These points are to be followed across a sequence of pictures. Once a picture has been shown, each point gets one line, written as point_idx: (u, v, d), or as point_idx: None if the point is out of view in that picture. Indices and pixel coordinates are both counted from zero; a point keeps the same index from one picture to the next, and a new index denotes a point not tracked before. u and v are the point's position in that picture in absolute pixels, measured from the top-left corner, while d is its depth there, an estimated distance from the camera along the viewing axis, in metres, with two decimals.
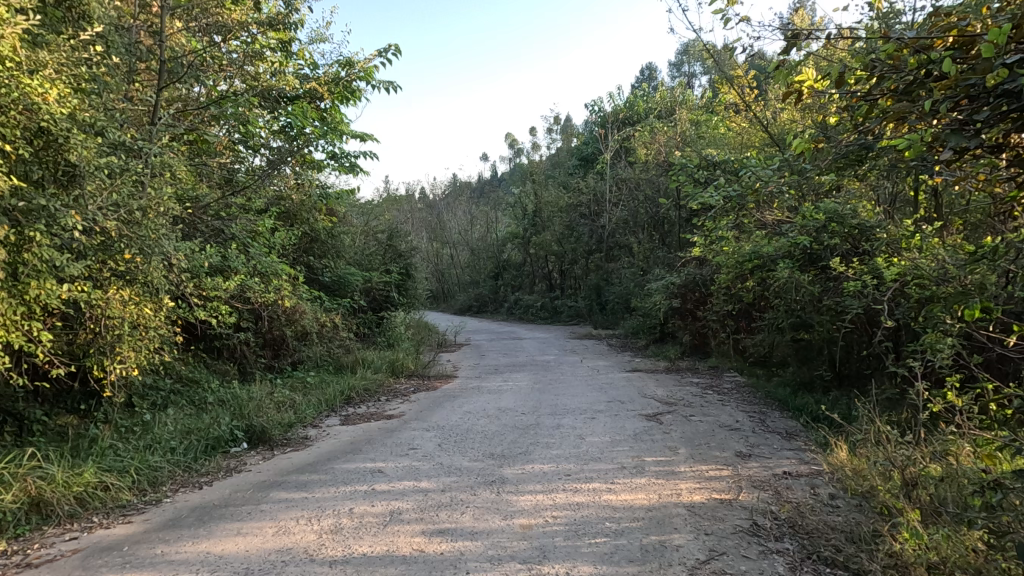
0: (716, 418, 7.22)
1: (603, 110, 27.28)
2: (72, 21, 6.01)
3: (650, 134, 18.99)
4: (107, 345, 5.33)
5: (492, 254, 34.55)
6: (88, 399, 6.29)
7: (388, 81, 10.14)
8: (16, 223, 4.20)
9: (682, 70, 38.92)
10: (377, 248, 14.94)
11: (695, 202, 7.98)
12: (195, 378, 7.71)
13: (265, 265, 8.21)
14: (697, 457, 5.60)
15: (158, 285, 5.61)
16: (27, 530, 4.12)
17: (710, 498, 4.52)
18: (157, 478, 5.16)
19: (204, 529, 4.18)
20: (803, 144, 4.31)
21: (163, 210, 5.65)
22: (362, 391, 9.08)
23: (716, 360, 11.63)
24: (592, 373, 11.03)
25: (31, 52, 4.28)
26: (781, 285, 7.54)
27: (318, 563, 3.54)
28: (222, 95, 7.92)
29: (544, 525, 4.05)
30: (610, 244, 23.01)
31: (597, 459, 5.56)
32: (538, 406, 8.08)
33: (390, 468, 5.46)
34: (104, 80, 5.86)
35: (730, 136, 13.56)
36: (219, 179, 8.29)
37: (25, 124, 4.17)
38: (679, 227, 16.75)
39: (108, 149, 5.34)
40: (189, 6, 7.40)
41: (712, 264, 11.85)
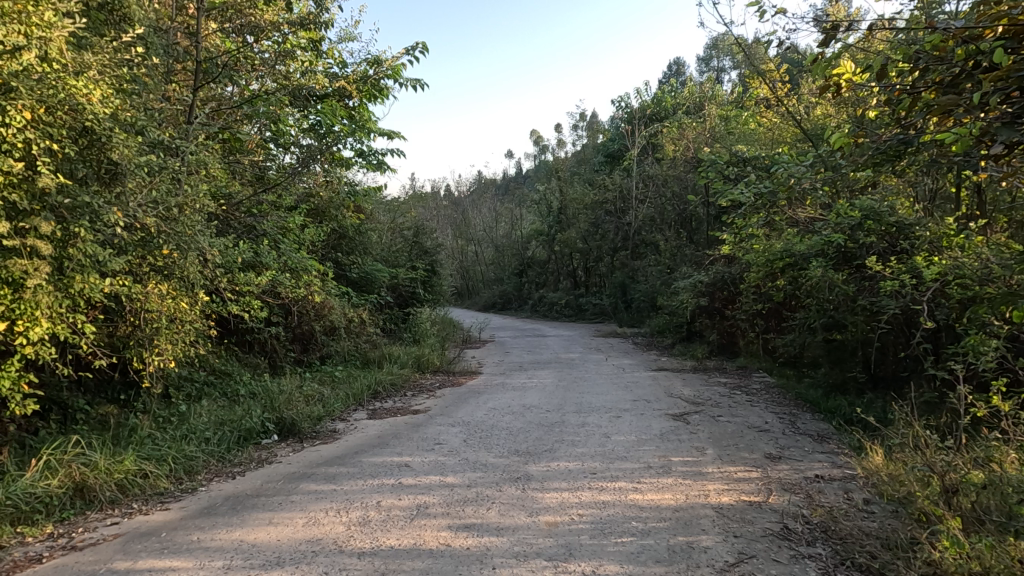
0: (744, 419, 7.10)
1: (630, 106, 27.04)
2: (113, 23, 6.26)
3: (679, 130, 18.74)
4: (146, 338, 5.50)
5: (517, 251, 34.56)
6: (127, 389, 6.50)
7: (415, 78, 10.16)
8: (62, 220, 4.37)
9: (711, 66, 38.38)
10: (403, 244, 15.11)
11: (725, 199, 7.73)
12: (228, 370, 7.90)
13: (295, 261, 8.38)
14: (725, 458, 5.52)
15: (193, 280, 5.78)
16: (71, 514, 4.30)
17: (739, 500, 4.45)
18: (193, 466, 5.32)
19: (237, 517, 4.30)
20: (842, 138, 4.18)
21: (198, 207, 5.81)
22: (389, 385, 9.22)
23: (745, 359, 11.45)
24: (617, 371, 10.93)
25: (77, 54, 4.45)
26: (813, 284, 7.35)
27: (347, 555, 3.60)
28: (254, 95, 8.10)
29: (570, 523, 4.04)
30: (637, 241, 22.79)
31: (622, 458, 5.52)
32: (563, 404, 8.07)
33: (416, 462, 5.52)
34: (144, 81, 6.08)
35: (761, 133, 13.29)
36: (251, 176, 8.56)
37: (71, 124, 4.32)
38: (708, 224, 16.52)
39: (147, 147, 5.50)
40: (224, 7, 7.61)
41: (741, 262, 11.63)
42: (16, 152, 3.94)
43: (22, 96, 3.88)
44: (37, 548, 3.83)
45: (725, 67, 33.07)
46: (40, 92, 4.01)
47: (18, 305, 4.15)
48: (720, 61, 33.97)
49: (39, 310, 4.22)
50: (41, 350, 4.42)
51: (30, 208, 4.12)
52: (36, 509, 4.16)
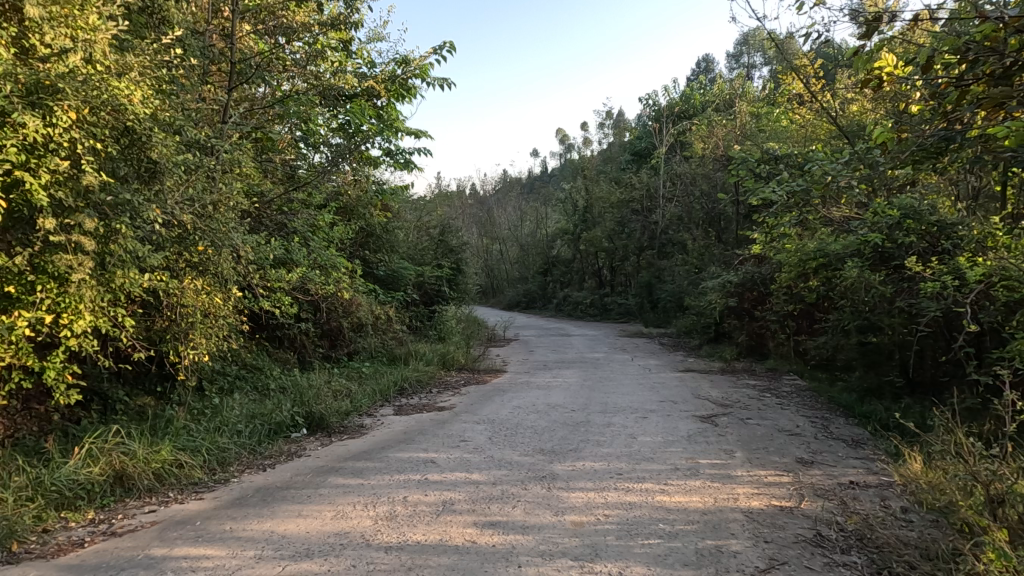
0: (774, 422, 6.94)
1: (658, 104, 26.78)
2: (154, 26, 6.51)
3: (708, 128, 18.48)
4: (181, 332, 5.66)
5: (542, 250, 34.48)
6: (163, 381, 6.69)
7: (443, 77, 10.16)
8: (104, 217, 4.51)
9: (739, 62, 37.81)
10: (429, 243, 15.23)
11: (756, 197, 7.41)
12: (259, 365, 8.04)
13: (325, 258, 8.53)
14: (754, 462, 5.40)
15: (227, 276, 5.93)
16: (111, 500, 4.45)
17: (769, 505, 4.35)
18: (226, 458, 5.46)
19: (267, 509, 4.39)
20: (884, 134, 4.09)
21: (232, 204, 5.95)
22: (415, 382, 9.30)
23: (774, 361, 11.23)
24: (643, 372, 10.81)
25: (119, 56, 4.61)
26: (849, 285, 7.19)
27: (375, 548, 3.64)
28: (286, 95, 8.26)
29: (596, 523, 4.01)
30: (663, 240, 22.56)
31: (649, 459, 5.46)
32: (588, 404, 8.01)
33: (442, 459, 5.56)
34: (182, 82, 6.24)
35: (794, 131, 12.99)
36: (282, 175, 8.74)
37: (114, 124, 4.46)
38: (737, 224, 16.22)
39: (185, 147, 5.64)
40: (258, 9, 7.77)
41: (772, 262, 11.39)
42: (63, 151, 4.10)
43: (69, 98, 4.01)
44: (80, 532, 3.97)
45: (756, 64, 32.50)
46: (86, 92, 4.15)
47: (64, 298, 4.33)
48: (750, 59, 33.34)
49: (82, 304, 4.39)
50: (84, 342, 4.60)
51: (74, 205, 4.25)
52: (79, 496, 4.34)
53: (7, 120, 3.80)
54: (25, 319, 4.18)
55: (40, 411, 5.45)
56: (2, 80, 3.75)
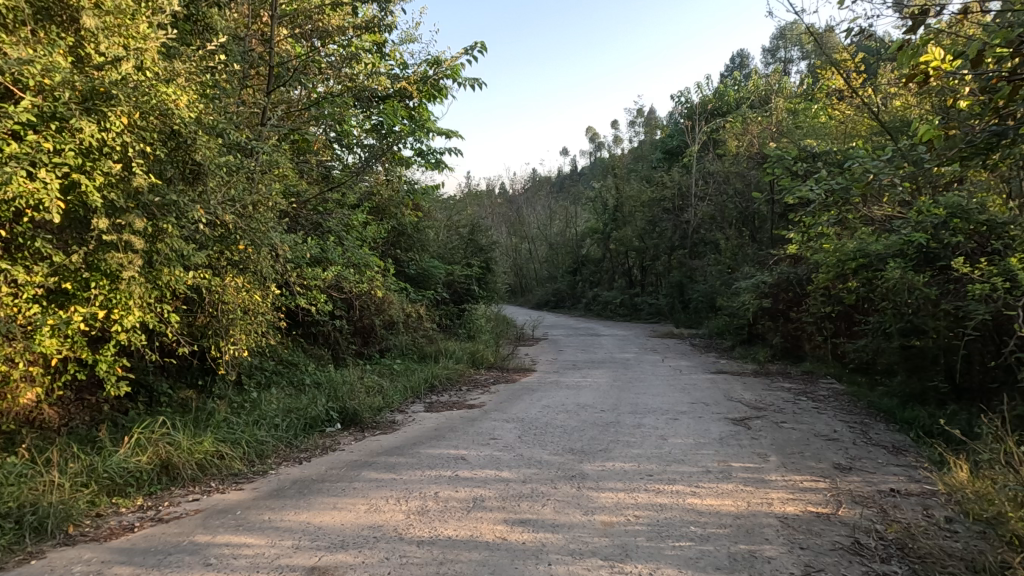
0: (811, 426, 6.78)
1: (690, 102, 26.42)
2: (197, 32, 6.94)
3: (742, 126, 18.11)
4: (222, 328, 5.86)
5: (571, 250, 34.33)
6: (204, 375, 6.91)
7: (474, 77, 10.22)
8: (152, 217, 4.71)
9: (774, 56, 37.06)
10: (459, 242, 15.38)
11: (792, 195, 7.19)
12: (294, 361, 8.25)
13: (359, 256, 8.66)
14: (790, 466, 5.28)
15: (266, 274, 6.10)
16: (158, 488, 4.65)
17: (805, 510, 4.26)
18: (264, 450, 5.63)
19: (304, 500, 4.52)
20: (929, 133, 4.04)
21: (271, 204, 6.14)
22: (444, 379, 9.40)
23: (811, 364, 10.95)
24: (674, 373, 10.67)
25: (168, 63, 4.86)
26: (890, 286, 6.99)
27: (407, 542, 3.71)
28: (321, 97, 8.41)
29: (626, 524, 4.00)
30: (695, 239, 22.21)
31: (679, 461, 5.40)
32: (618, 404, 7.95)
33: (472, 456, 5.62)
34: (224, 86, 6.43)
35: (833, 128, 12.62)
36: (318, 175, 8.97)
37: (160, 128, 4.66)
38: (772, 222, 15.84)
39: (228, 149, 5.82)
40: (295, 13, 7.97)
41: (809, 262, 11.10)
42: (115, 155, 4.31)
43: (121, 103, 4.21)
44: (130, 517, 4.17)
45: (792, 58, 31.55)
46: (136, 98, 4.34)
47: (115, 295, 4.53)
48: (787, 54, 32.24)
49: (132, 300, 4.60)
50: (133, 337, 4.82)
51: (125, 205, 4.47)
52: (128, 482, 4.55)
53: (65, 126, 4.01)
54: (81, 313, 4.41)
55: (92, 402, 5.76)
56: (60, 88, 3.95)
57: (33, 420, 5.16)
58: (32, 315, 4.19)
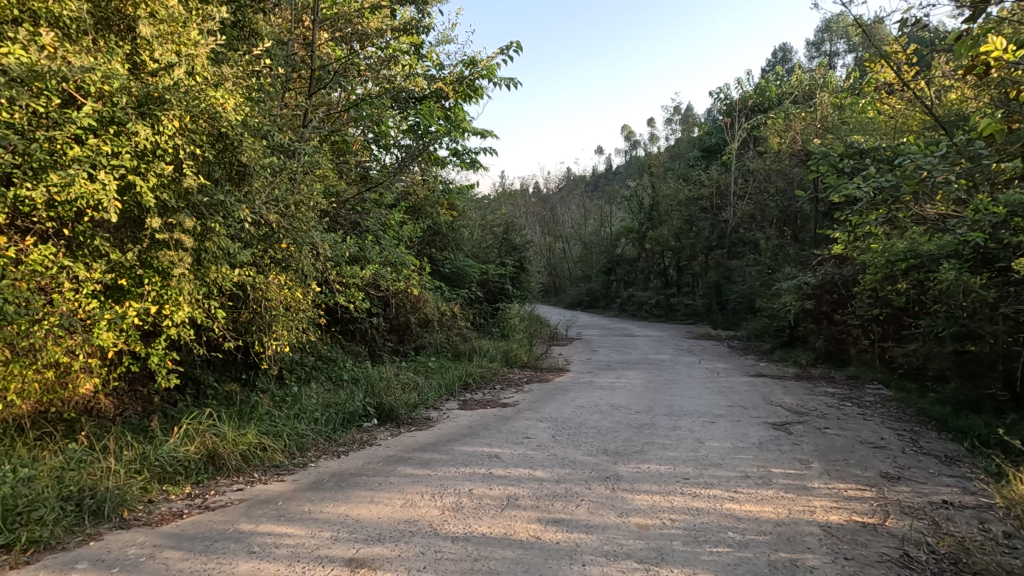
0: (856, 433, 6.54)
1: (730, 98, 25.83)
2: (244, 38, 7.27)
3: (784, 122, 17.58)
4: (265, 324, 6.05)
5: (605, 249, 34.00)
6: (248, 369, 7.14)
7: (509, 77, 10.24)
8: (201, 216, 4.90)
9: (818, 50, 35.87)
10: (493, 241, 15.41)
11: (838, 194, 6.93)
12: (333, 357, 8.44)
13: (396, 255, 8.80)
14: (833, 474, 5.11)
15: (307, 271, 6.26)
16: (205, 477, 4.84)
17: (850, 520, 4.11)
18: (304, 444, 5.79)
19: (342, 494, 4.63)
20: (992, 126, 3.81)
21: (312, 204, 6.31)
22: (478, 378, 9.47)
23: (856, 369, 10.56)
24: (711, 376, 10.46)
25: (216, 68, 5.05)
26: (944, 288, 6.67)
27: (442, 538, 3.76)
28: (360, 99, 8.57)
29: (661, 527, 3.94)
30: (733, 239, 21.70)
31: (717, 465, 5.29)
32: (653, 406, 7.85)
33: (506, 454, 5.64)
34: (269, 90, 6.63)
35: (882, 123, 12.13)
36: (356, 176, 9.16)
37: (210, 131, 4.85)
38: (816, 222, 15.32)
39: (272, 151, 6.01)
40: (335, 17, 8.14)
41: (855, 263, 10.67)
42: (167, 157, 4.50)
43: (174, 108, 4.40)
44: (179, 504, 4.35)
45: (838, 51, 30.32)
46: (187, 102, 4.53)
47: (167, 291, 4.73)
48: (834, 47, 31.05)
49: (182, 296, 4.79)
50: (183, 331, 5.03)
51: (176, 205, 4.67)
52: (177, 471, 4.75)
53: (122, 130, 4.21)
54: (135, 308, 4.62)
55: (144, 393, 6.05)
56: (119, 94, 4.14)
57: (91, 409, 5.44)
58: (91, 309, 4.41)
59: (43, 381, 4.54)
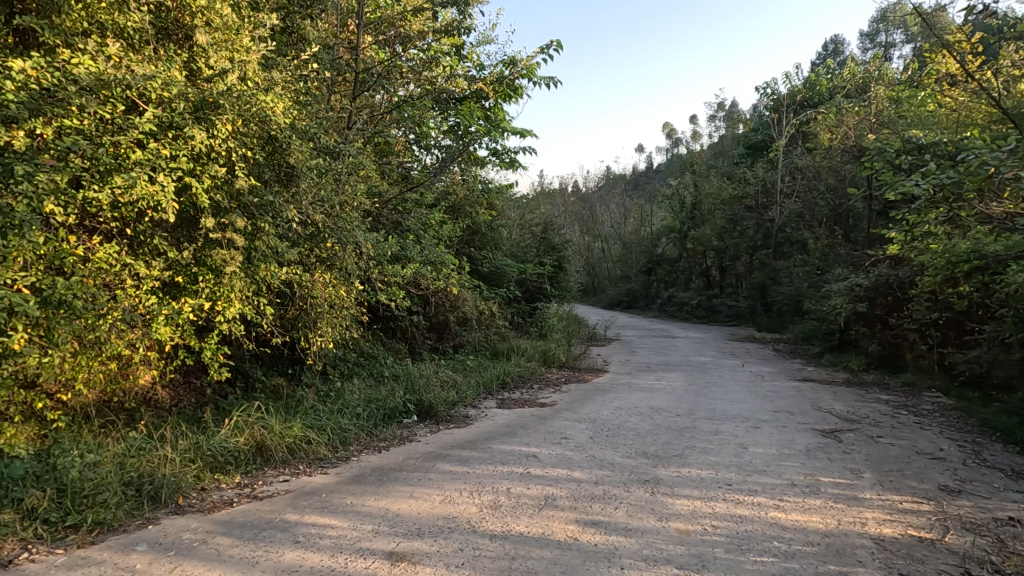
0: (912, 443, 6.22)
1: (778, 92, 25.02)
2: (293, 43, 7.53)
3: (836, 118, 16.89)
4: (311, 321, 6.24)
5: (645, 249, 33.49)
6: (294, 364, 7.37)
7: (549, 76, 10.22)
8: (252, 216, 5.11)
9: (873, 42, 34.43)
10: (532, 241, 15.29)
11: (893, 191, 6.61)
12: (375, 353, 8.62)
13: (436, 254, 8.92)
14: (887, 485, 4.88)
15: (350, 270, 6.41)
16: (254, 468, 5.03)
17: (905, 534, 3.91)
18: (347, 438, 5.94)
19: (382, 488, 4.73)
20: None
21: (356, 204, 6.47)
22: (517, 377, 9.50)
23: (913, 375, 10.05)
24: (755, 379, 10.17)
25: (266, 73, 5.25)
26: (1012, 292, 6.27)
27: (480, 535, 3.79)
28: (402, 100, 8.74)
29: (703, 533, 3.86)
30: (780, 239, 21.00)
31: (761, 472, 5.14)
32: (695, 409, 7.68)
33: (544, 454, 5.63)
34: (315, 93, 6.83)
35: (943, 117, 11.50)
36: (398, 176, 9.34)
37: (260, 134, 5.04)
38: (869, 220, 14.67)
39: (318, 153, 6.19)
40: (379, 21, 8.31)
41: (912, 263, 10.15)
42: (221, 160, 4.70)
43: (227, 112, 4.59)
44: (229, 493, 4.54)
45: (895, 43, 28.98)
46: (240, 107, 4.72)
47: (219, 288, 4.94)
48: (891, 37, 29.71)
49: (233, 293, 4.99)
50: (233, 327, 5.23)
51: (228, 206, 4.87)
52: (228, 461, 4.95)
53: (180, 134, 4.42)
54: (190, 304, 4.84)
55: (196, 385, 6.35)
56: (176, 100, 4.35)
57: (149, 400, 5.75)
58: (150, 305, 4.64)
59: (107, 372, 4.81)
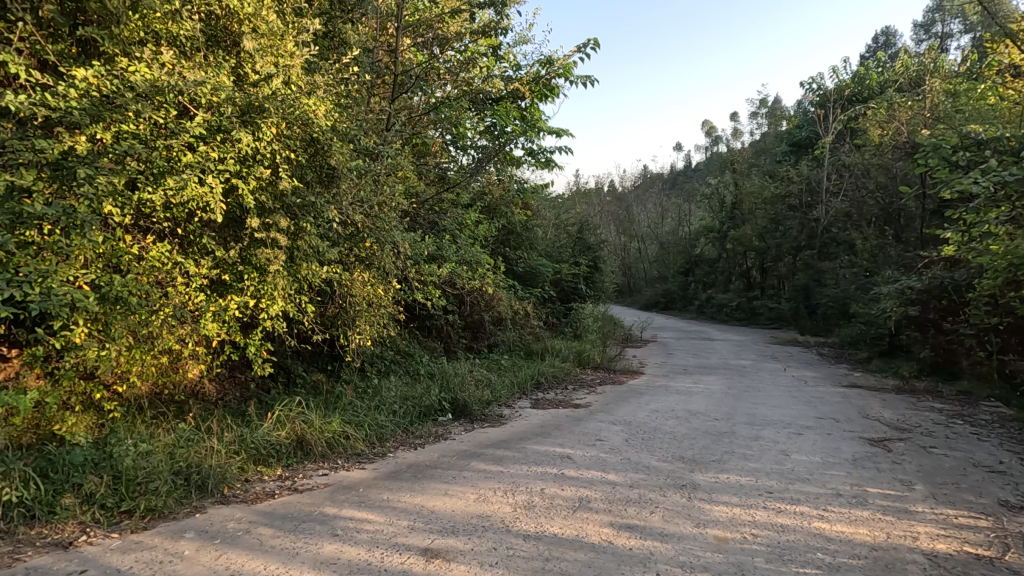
0: (968, 454, 5.90)
1: (824, 87, 24.16)
2: (334, 48, 7.69)
3: (887, 113, 16.18)
4: (349, 319, 6.37)
5: (683, 249, 32.87)
6: (333, 361, 7.54)
7: (586, 75, 10.14)
8: (294, 217, 5.26)
9: (927, 32, 32.88)
10: (567, 240, 15.17)
11: (950, 189, 6.29)
12: (411, 351, 8.74)
13: (471, 254, 8.99)
14: (941, 498, 4.64)
15: (388, 269, 6.51)
16: (294, 461, 5.18)
17: (961, 551, 3.71)
18: (383, 434, 6.04)
19: (417, 484, 4.79)
20: None
21: (394, 205, 6.57)
22: (551, 377, 9.48)
23: (969, 383, 9.54)
24: (798, 384, 9.84)
25: (309, 77, 5.40)
26: None
27: (513, 534, 3.80)
28: (440, 102, 8.85)
29: (742, 541, 3.76)
30: (826, 239, 20.26)
31: (805, 481, 4.97)
32: (734, 414, 7.49)
33: (578, 455, 5.59)
34: (355, 96, 6.98)
35: (1005, 110, 10.88)
36: (435, 176, 9.45)
37: (302, 136, 5.19)
38: (922, 220, 14.01)
39: (358, 154, 6.31)
40: (417, 23, 8.42)
41: (970, 265, 9.63)
42: (265, 162, 4.86)
43: (271, 115, 4.74)
44: (271, 485, 4.69)
45: (952, 33, 27.61)
46: (284, 110, 4.87)
47: (263, 286, 5.10)
48: (947, 27, 28.29)
49: (276, 291, 5.15)
50: (277, 323, 5.40)
51: (273, 207, 5.03)
52: (270, 454, 5.10)
53: (227, 137, 4.58)
54: (236, 302, 5.02)
55: (241, 379, 6.58)
56: (225, 104, 4.51)
57: (197, 392, 5.98)
58: (199, 302, 4.83)
59: (159, 365, 5.04)
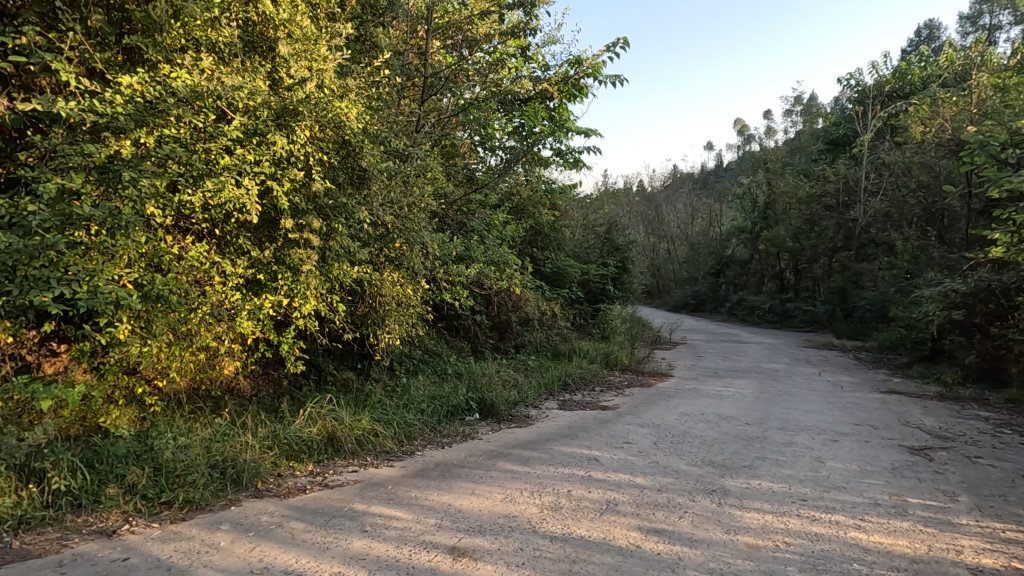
0: (1017, 465, 5.64)
1: (863, 83, 23.41)
2: (366, 51, 7.82)
3: (930, 109, 15.58)
4: (379, 318, 6.46)
5: (714, 250, 32.28)
6: (363, 359, 7.65)
7: (616, 75, 10.04)
8: (327, 217, 5.37)
9: (974, 24, 31.53)
10: (595, 241, 15.10)
11: (998, 188, 6.01)
12: (439, 351, 8.81)
13: (499, 255, 9.01)
14: (987, 511, 4.44)
15: (417, 270, 6.58)
16: (325, 457, 5.28)
17: (1009, 566, 3.54)
18: (412, 432, 6.12)
19: (445, 483, 4.83)
20: None
21: (423, 205, 6.63)
22: (578, 378, 9.44)
23: (1018, 391, 9.11)
24: (834, 389, 9.55)
25: (341, 80, 5.50)
26: None
27: (540, 535, 3.79)
28: (469, 103, 8.90)
29: (774, 549, 3.67)
30: (864, 240, 19.63)
31: (840, 489, 4.82)
32: (766, 419, 7.32)
33: (606, 458, 5.55)
34: (386, 98, 7.07)
35: None
36: (463, 177, 9.52)
37: (335, 138, 5.29)
38: (968, 220, 13.44)
39: (388, 156, 6.40)
40: (447, 25, 8.47)
41: (1020, 268, 9.20)
42: (299, 164, 4.97)
43: (305, 118, 4.84)
44: (303, 480, 4.79)
45: (1001, 26, 26.42)
46: (317, 113, 4.97)
47: (296, 285, 5.22)
48: (997, 19, 27.08)
49: (309, 290, 5.26)
50: (309, 322, 5.52)
51: (306, 208, 5.14)
52: (302, 449, 5.21)
53: (263, 140, 4.69)
54: (270, 300, 5.15)
55: (274, 376, 6.75)
56: (261, 108, 4.63)
57: (232, 388, 6.16)
58: (235, 300, 4.97)
59: (197, 362, 5.20)
